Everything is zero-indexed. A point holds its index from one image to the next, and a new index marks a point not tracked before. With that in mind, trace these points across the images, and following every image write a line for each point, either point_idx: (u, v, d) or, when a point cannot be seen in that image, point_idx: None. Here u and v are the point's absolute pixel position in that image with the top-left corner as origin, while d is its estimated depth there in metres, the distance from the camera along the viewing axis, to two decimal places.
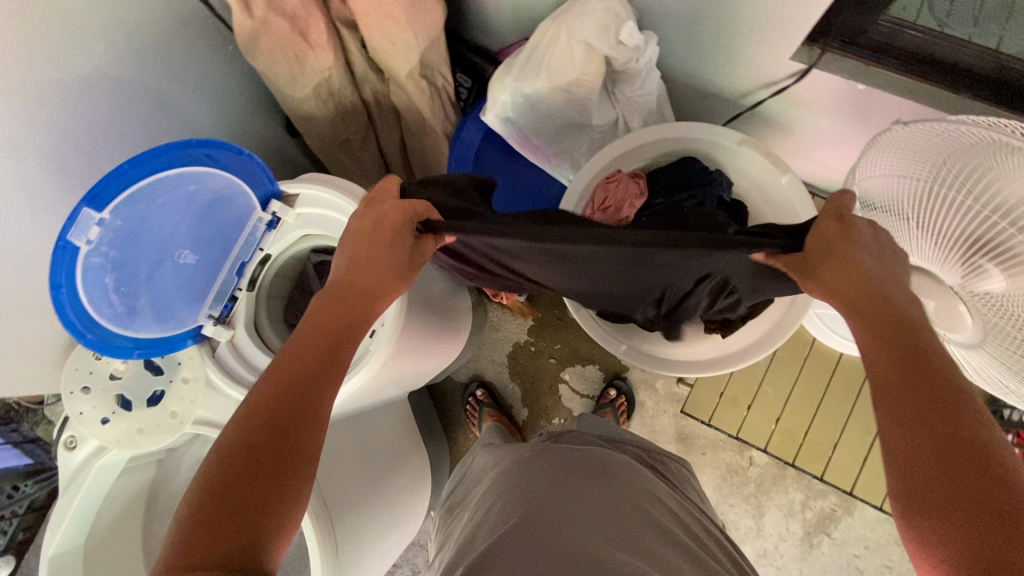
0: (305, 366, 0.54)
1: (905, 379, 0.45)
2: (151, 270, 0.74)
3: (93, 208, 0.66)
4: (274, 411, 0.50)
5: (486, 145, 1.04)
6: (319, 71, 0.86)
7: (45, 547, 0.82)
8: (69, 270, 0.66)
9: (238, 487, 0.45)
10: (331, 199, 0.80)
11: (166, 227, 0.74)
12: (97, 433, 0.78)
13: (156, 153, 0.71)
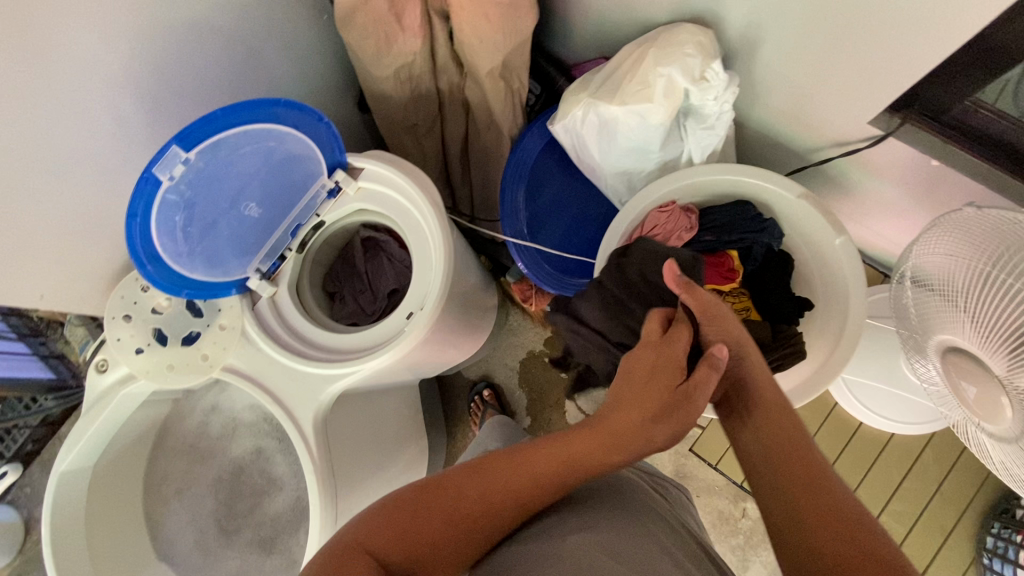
0: (545, 478, 0.56)
1: (778, 452, 0.55)
2: (218, 216, 0.75)
3: (181, 147, 0.69)
4: (499, 495, 0.56)
5: (546, 154, 1.05)
6: (404, 55, 0.88)
7: (56, 463, 0.84)
8: (147, 201, 0.70)
9: (432, 514, 0.54)
10: (394, 180, 0.84)
11: (241, 177, 0.75)
12: (129, 361, 0.81)
13: (248, 106, 0.73)
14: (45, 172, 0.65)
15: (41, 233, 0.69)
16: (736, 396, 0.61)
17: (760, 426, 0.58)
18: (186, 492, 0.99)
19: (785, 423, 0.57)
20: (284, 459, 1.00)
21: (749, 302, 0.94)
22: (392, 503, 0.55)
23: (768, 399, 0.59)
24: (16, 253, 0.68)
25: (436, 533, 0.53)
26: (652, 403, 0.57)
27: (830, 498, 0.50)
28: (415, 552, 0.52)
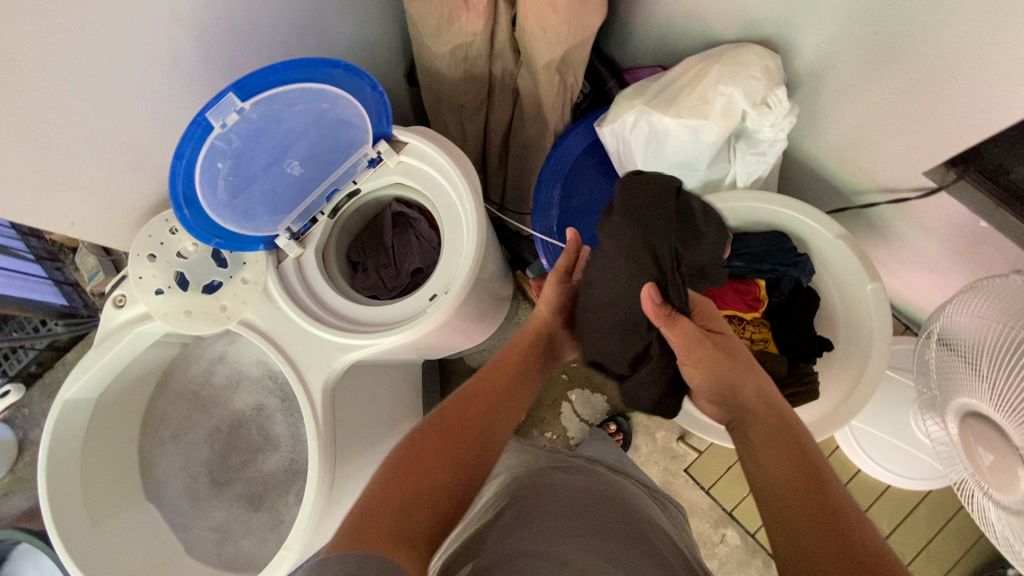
0: (484, 400, 0.72)
1: (799, 480, 0.59)
2: (260, 170, 0.75)
3: (238, 96, 0.67)
4: (455, 420, 0.68)
5: (588, 156, 1.04)
6: (465, 34, 0.86)
7: (62, 390, 0.84)
8: (196, 145, 0.68)
9: (424, 454, 0.63)
10: (438, 160, 0.83)
11: (289, 135, 0.75)
12: (147, 300, 0.81)
13: (309, 64, 0.71)
14: (94, 98, 0.64)
15: (80, 159, 0.69)
16: (761, 427, 0.67)
17: (761, 453, 0.64)
18: (183, 438, 1.00)
19: (789, 450, 0.63)
20: (283, 420, 1.00)
21: (768, 333, 0.96)
22: (399, 458, 0.63)
23: (766, 428, 0.67)
24: (54, 175, 0.67)
25: (433, 466, 0.62)
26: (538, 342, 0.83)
27: (830, 515, 0.56)
28: (416, 484, 0.60)
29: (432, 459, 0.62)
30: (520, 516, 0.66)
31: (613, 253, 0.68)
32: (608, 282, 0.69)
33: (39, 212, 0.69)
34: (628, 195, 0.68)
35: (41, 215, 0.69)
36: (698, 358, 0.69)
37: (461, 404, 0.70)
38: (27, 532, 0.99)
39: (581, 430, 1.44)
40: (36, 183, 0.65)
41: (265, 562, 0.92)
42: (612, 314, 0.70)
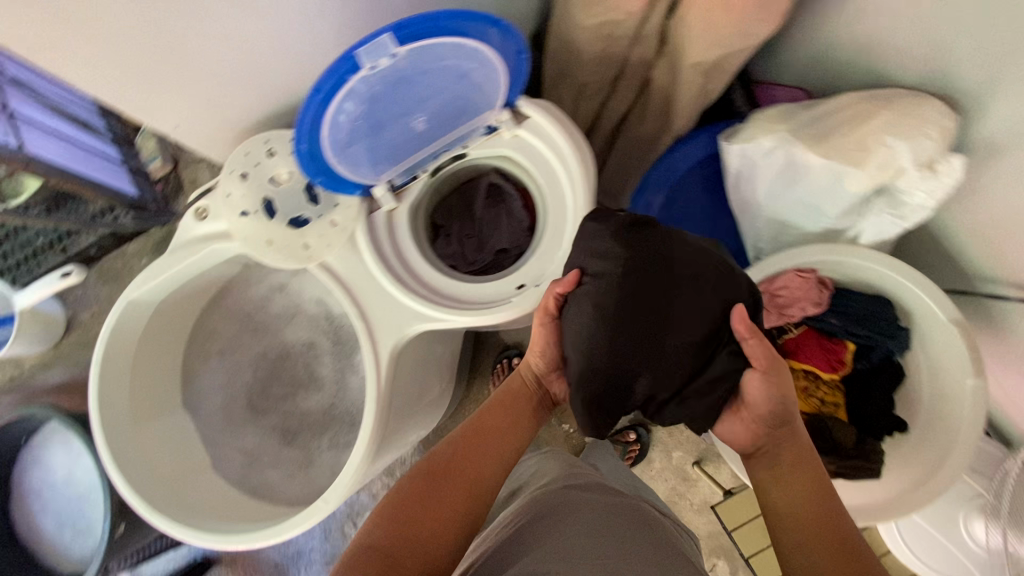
0: (469, 450, 0.72)
1: (818, 517, 0.61)
2: (385, 117, 0.64)
3: (394, 39, 0.54)
4: (439, 470, 0.70)
5: (702, 169, 0.98)
6: (618, 13, 0.79)
7: (127, 288, 0.82)
8: (332, 88, 0.56)
9: (407, 508, 0.66)
10: (558, 143, 0.78)
11: (427, 87, 0.63)
12: (232, 220, 0.77)
13: (476, 17, 0.58)
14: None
15: (198, 56, 0.64)
16: (788, 450, 0.66)
17: (784, 478, 0.65)
18: (229, 355, 0.99)
19: (813, 483, 0.64)
20: (331, 362, 0.98)
21: (841, 398, 0.92)
22: (387, 508, 0.67)
23: (798, 452, 0.66)
24: (168, 64, 0.63)
25: (418, 524, 0.65)
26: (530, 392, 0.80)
27: (844, 551, 0.58)
28: (399, 540, 0.63)
29: (425, 504, 0.66)
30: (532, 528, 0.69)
31: (696, 281, 0.68)
32: (690, 287, 0.67)
33: (144, 96, 0.65)
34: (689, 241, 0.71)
35: (146, 99, 0.66)
36: (773, 376, 0.65)
37: (457, 446, 0.72)
38: (58, 409, 0.97)
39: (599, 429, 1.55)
40: (149, 64, 0.61)
41: (288, 498, 0.92)
42: (698, 340, 0.66)
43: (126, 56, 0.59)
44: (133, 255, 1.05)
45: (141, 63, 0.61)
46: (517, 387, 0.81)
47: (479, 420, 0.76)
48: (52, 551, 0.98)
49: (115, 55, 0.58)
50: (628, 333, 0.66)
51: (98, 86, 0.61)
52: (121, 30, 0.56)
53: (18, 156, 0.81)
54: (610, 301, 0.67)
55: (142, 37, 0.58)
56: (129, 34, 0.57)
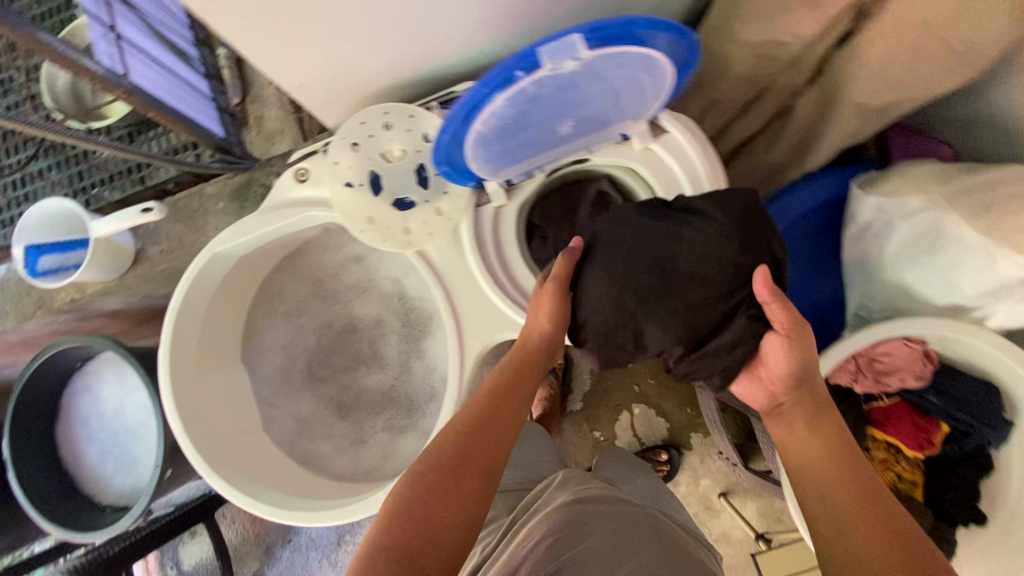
0: (476, 433, 0.61)
1: (844, 476, 0.58)
2: (535, 120, 0.57)
3: (583, 40, 0.47)
4: (444, 466, 0.58)
5: (819, 212, 0.92)
6: (786, 37, 0.72)
7: (213, 240, 0.78)
8: (498, 85, 0.49)
9: (412, 518, 0.55)
10: (693, 167, 0.72)
11: (589, 94, 0.56)
12: (335, 190, 0.73)
13: (670, 28, 0.50)
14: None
15: (346, 15, 0.58)
16: (802, 405, 0.62)
17: (802, 433, 0.62)
18: (294, 317, 0.96)
19: (831, 435, 0.61)
20: (397, 343, 0.95)
21: (920, 478, 0.89)
22: (387, 519, 0.56)
23: (815, 408, 0.62)
24: (315, 20, 0.58)
25: (430, 531, 0.55)
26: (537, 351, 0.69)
27: (873, 511, 0.54)
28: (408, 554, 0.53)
29: (433, 508, 0.56)
30: (553, 548, 0.65)
31: (718, 233, 0.62)
32: (705, 245, 0.62)
33: (280, 44, 0.60)
34: (712, 196, 0.66)
35: (281, 49, 0.60)
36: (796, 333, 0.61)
37: (461, 437, 0.61)
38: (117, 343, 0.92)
39: (630, 443, 1.52)
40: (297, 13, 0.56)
41: (337, 473, 0.90)
42: (710, 295, 0.61)
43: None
44: (210, 198, 0.99)
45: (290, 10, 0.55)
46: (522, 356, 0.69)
47: (484, 401, 0.64)
48: (93, 480, 0.98)
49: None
50: (636, 295, 0.63)
51: (241, 26, 0.55)
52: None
53: (121, 89, 0.73)
54: (619, 263, 0.65)
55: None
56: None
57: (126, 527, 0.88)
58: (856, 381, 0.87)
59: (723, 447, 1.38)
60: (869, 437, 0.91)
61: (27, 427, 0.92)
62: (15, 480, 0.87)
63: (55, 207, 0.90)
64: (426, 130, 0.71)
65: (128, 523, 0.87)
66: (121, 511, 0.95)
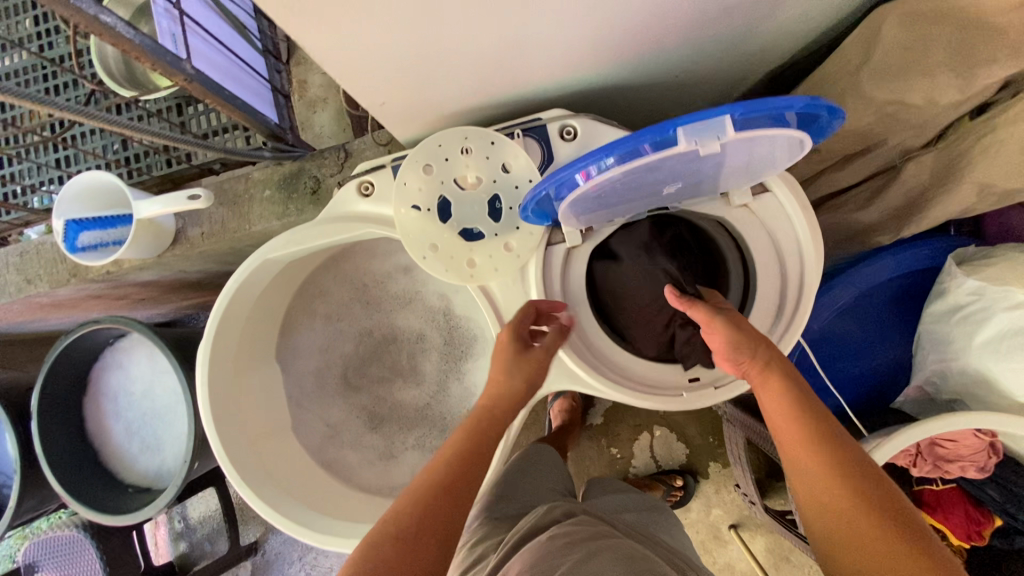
0: (432, 501, 0.54)
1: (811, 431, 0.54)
2: (644, 184, 0.53)
3: (732, 123, 0.42)
4: (398, 539, 0.51)
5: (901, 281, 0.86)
6: (915, 105, 0.65)
7: (263, 246, 0.73)
8: (620, 152, 0.45)
9: None
10: (793, 233, 0.66)
11: (713, 167, 0.51)
12: (400, 210, 0.68)
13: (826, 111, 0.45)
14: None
15: (449, 39, 0.53)
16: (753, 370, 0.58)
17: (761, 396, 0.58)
18: (334, 321, 0.92)
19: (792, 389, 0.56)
20: (437, 361, 0.91)
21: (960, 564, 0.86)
22: None
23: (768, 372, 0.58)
24: (413, 44, 0.52)
25: None
26: (502, 411, 0.62)
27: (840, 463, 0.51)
28: None
29: None
30: None
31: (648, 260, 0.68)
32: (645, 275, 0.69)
33: (366, 58, 0.54)
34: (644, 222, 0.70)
35: (366, 63, 0.54)
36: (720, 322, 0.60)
37: (416, 506, 0.53)
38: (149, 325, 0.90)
39: (646, 465, 1.50)
40: (393, 28, 0.50)
41: (364, 485, 0.88)
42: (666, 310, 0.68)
43: (377, 14, 0.47)
44: (256, 184, 0.94)
45: (387, 24, 0.49)
46: (487, 415, 0.62)
47: (443, 466, 0.57)
48: (116, 456, 0.97)
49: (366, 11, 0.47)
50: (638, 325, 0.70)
51: (329, 37, 0.49)
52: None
53: (183, 75, 0.67)
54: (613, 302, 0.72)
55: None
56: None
57: (149, 514, 0.87)
58: (913, 464, 0.83)
59: (742, 483, 1.35)
60: None
61: (57, 401, 0.91)
62: (43, 453, 0.86)
63: (99, 182, 0.85)
64: (506, 160, 0.66)
65: (153, 511, 0.86)
66: (143, 492, 0.95)
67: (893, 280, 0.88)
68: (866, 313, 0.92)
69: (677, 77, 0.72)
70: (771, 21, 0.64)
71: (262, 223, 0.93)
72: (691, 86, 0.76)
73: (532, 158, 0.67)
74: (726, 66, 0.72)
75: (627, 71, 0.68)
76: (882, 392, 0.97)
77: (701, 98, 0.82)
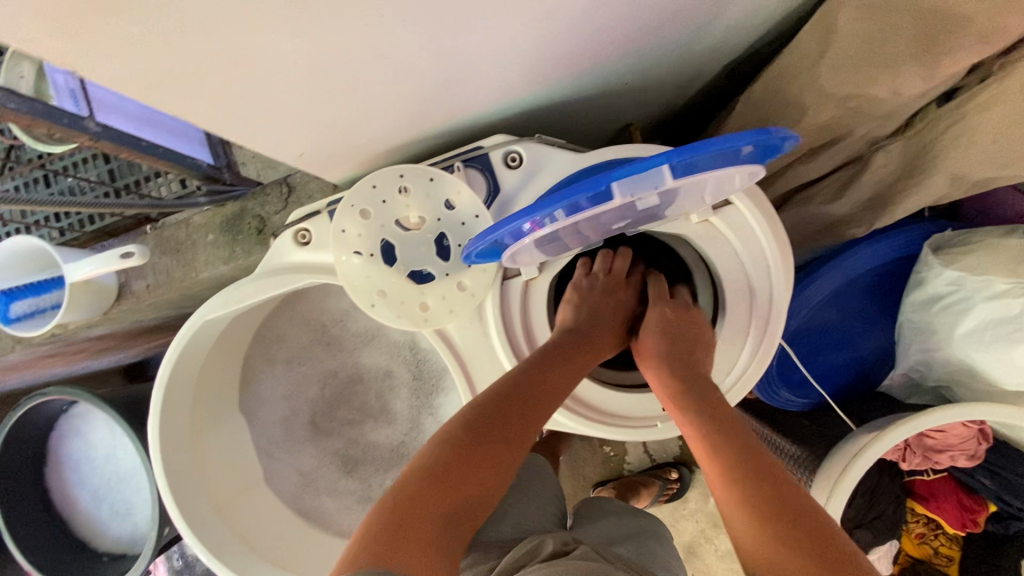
0: (483, 429, 0.57)
1: (719, 422, 0.58)
2: (591, 227, 0.51)
3: (668, 172, 0.41)
4: (454, 458, 0.54)
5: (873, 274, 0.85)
6: (875, 99, 0.61)
7: (201, 307, 0.68)
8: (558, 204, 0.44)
9: (423, 502, 0.51)
10: (760, 246, 0.62)
11: (658, 205, 0.49)
12: (342, 260, 0.63)
13: (766, 152, 0.44)
14: (430, 11, 0.41)
15: (357, 82, 0.47)
16: (674, 376, 0.63)
17: (679, 396, 0.61)
18: (296, 365, 0.88)
19: (708, 389, 0.61)
20: (407, 398, 0.88)
21: (956, 553, 0.85)
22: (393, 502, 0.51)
23: (687, 374, 0.63)
24: (311, 90, 0.47)
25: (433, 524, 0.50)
26: (569, 364, 0.64)
27: (748, 451, 0.54)
28: (410, 537, 0.49)
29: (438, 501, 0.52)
30: None
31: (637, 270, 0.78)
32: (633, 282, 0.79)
33: (274, 113, 0.48)
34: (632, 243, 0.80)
35: (275, 117, 0.49)
36: (660, 336, 0.68)
37: (470, 434, 0.56)
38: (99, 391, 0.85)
39: (641, 459, 1.49)
40: (295, 80, 0.45)
41: (346, 532, 0.84)
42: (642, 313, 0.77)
43: (273, 68, 0.42)
44: (198, 229, 0.89)
45: (286, 78, 0.44)
46: (549, 355, 0.64)
47: (493, 398, 0.59)
48: (87, 525, 0.93)
49: (259, 67, 0.41)
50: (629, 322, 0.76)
51: (226, 98, 0.44)
52: (279, 41, 0.39)
53: (84, 135, 0.62)
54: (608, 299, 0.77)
55: (301, 51, 0.41)
56: (290, 49, 0.40)
57: None
58: (903, 458, 0.82)
59: None
60: (909, 509, 0.87)
61: (9, 480, 0.86)
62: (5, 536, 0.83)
63: (25, 247, 0.80)
64: (449, 196, 0.62)
65: None
66: (118, 560, 0.91)
67: (869, 272, 0.85)
68: (846, 305, 0.89)
69: (623, 85, 0.67)
70: (714, 23, 0.60)
71: (209, 269, 0.88)
72: (641, 91, 0.71)
73: (477, 191, 0.63)
74: (674, 68, 0.67)
75: (569, 88, 0.63)
76: (868, 381, 0.94)
77: (654, 100, 0.77)
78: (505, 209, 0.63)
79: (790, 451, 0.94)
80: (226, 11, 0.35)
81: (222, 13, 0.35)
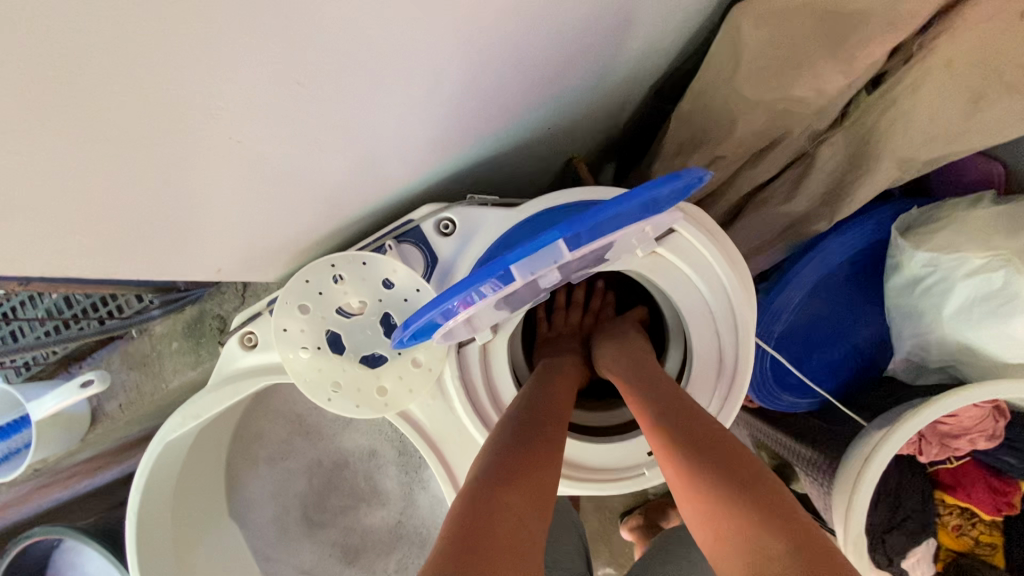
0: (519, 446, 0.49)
1: (673, 406, 0.53)
2: (519, 293, 0.51)
3: (566, 245, 0.42)
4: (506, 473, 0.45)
5: (844, 267, 0.83)
6: (799, 101, 0.59)
7: (161, 428, 0.66)
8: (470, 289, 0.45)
9: (484, 522, 0.39)
10: (714, 269, 0.60)
11: (577, 263, 0.50)
12: (289, 359, 0.60)
13: (666, 205, 0.44)
14: (308, 118, 0.40)
15: (260, 191, 0.47)
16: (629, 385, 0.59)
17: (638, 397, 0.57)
18: (279, 461, 0.86)
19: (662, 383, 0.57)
20: (396, 475, 0.89)
21: (999, 540, 0.79)
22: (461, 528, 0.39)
23: (644, 377, 0.59)
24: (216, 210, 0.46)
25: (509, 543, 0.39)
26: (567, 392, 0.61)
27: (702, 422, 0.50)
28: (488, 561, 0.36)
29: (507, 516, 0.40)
30: None
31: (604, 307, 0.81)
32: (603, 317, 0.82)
33: (182, 237, 0.47)
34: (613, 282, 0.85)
35: (185, 240, 0.48)
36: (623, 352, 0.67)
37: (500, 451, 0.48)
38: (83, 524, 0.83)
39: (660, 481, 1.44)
40: (195, 205, 0.44)
41: None
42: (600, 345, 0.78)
43: (165, 201, 0.41)
44: (161, 339, 0.88)
45: (181, 206, 0.43)
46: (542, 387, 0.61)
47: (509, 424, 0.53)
48: None
49: (149, 204, 0.41)
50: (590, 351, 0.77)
51: (122, 237, 0.43)
52: (161, 178, 0.38)
53: (15, 281, 0.61)
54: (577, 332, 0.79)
55: (187, 181, 0.40)
56: (175, 181, 0.39)
57: None
58: (920, 451, 0.77)
59: None
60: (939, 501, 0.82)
61: None
62: None
63: None
64: (385, 275, 0.60)
65: None
66: None
67: (841, 265, 0.83)
68: (825, 301, 0.86)
69: (545, 132, 0.66)
70: (620, 58, 0.59)
71: (177, 376, 0.86)
72: (567, 132, 0.70)
73: (414, 265, 0.61)
74: (594, 105, 0.66)
75: (489, 148, 0.62)
76: (869, 371, 0.90)
77: (585, 136, 0.76)
78: (446, 277, 0.62)
79: (801, 458, 0.90)
80: (90, 170, 0.34)
81: (87, 172, 0.34)
